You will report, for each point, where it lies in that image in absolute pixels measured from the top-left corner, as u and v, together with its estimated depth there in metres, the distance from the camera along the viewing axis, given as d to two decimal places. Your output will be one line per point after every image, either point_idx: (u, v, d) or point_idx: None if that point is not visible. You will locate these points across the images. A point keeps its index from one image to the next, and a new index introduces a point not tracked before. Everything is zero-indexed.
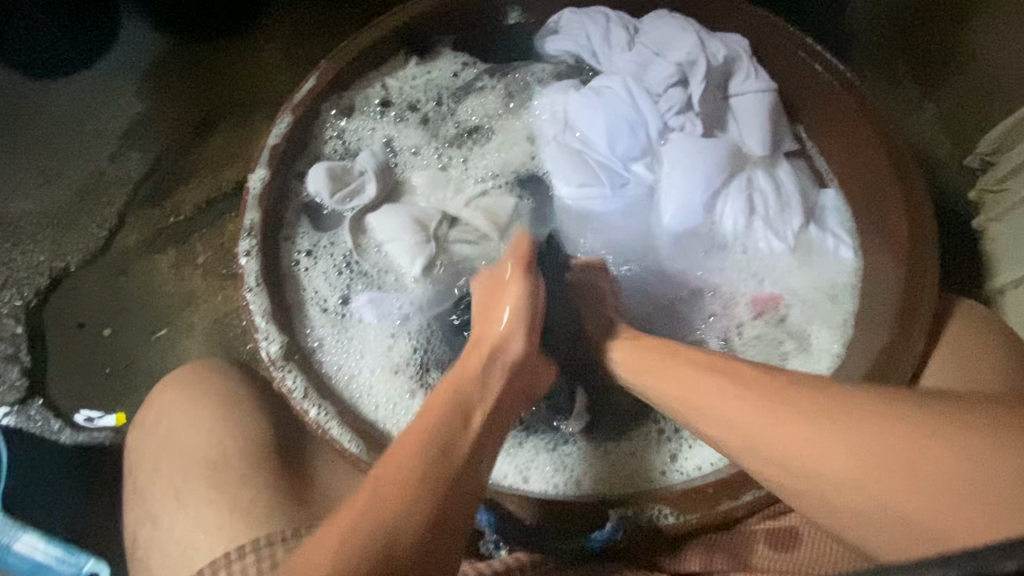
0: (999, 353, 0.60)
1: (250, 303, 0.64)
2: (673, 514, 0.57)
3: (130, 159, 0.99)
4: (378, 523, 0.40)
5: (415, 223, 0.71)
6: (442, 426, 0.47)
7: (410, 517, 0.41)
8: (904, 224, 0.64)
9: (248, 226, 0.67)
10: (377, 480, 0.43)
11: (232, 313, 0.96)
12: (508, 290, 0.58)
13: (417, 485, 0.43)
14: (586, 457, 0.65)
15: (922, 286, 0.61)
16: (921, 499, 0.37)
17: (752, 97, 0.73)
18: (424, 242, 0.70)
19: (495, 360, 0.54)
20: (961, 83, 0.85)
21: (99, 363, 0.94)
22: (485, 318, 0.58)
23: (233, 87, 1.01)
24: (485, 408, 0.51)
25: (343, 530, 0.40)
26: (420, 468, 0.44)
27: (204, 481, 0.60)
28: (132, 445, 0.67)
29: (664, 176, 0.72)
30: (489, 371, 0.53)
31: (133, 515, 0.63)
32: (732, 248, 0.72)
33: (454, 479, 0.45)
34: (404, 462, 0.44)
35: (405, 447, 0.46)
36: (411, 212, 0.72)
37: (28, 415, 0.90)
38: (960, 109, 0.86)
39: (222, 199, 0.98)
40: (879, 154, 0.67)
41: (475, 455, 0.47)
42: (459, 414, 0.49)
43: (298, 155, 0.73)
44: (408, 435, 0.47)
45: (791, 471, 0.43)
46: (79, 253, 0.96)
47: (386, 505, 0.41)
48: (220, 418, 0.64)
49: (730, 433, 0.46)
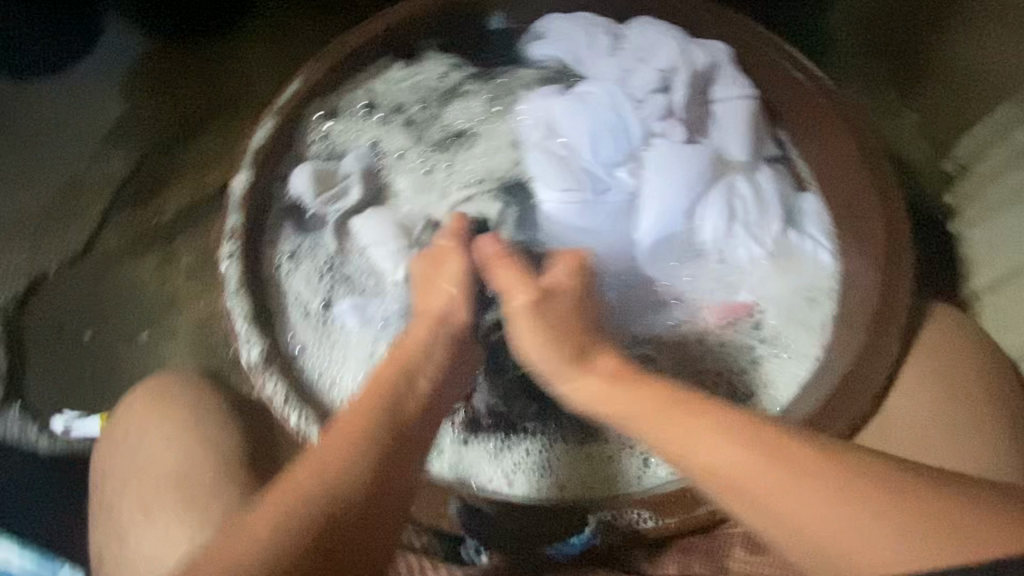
0: (962, 361, 0.63)
1: (232, 308, 0.65)
2: (651, 519, 0.57)
3: (112, 161, 0.97)
4: (336, 474, 0.47)
5: (399, 229, 0.71)
6: (391, 392, 0.53)
7: (360, 470, 0.47)
8: (882, 233, 0.66)
9: (230, 229, 0.67)
10: (329, 437, 0.49)
11: (215, 316, 0.95)
12: (444, 267, 0.63)
13: (367, 443, 0.49)
14: (569, 460, 0.64)
15: (895, 295, 0.64)
16: (876, 538, 0.41)
17: (734, 104, 0.74)
18: (407, 248, 0.71)
19: (439, 329, 0.59)
20: (940, 85, 0.87)
21: (79, 366, 0.93)
22: (430, 293, 0.62)
23: (218, 87, 1.00)
24: (429, 373, 0.57)
25: (304, 481, 0.46)
26: (370, 429, 0.50)
27: (184, 485, 0.60)
28: (104, 452, 0.65)
29: (646, 182, 0.72)
30: (432, 341, 0.58)
31: (106, 523, 0.61)
32: (711, 254, 0.72)
33: (400, 436, 0.51)
34: (357, 423, 0.50)
35: (358, 407, 0.51)
36: (394, 218, 0.72)
37: (5, 420, 0.89)
38: (940, 114, 0.87)
39: (205, 202, 0.97)
40: (857, 163, 0.69)
41: (418, 413, 0.53)
42: (407, 381, 0.55)
43: (281, 157, 0.73)
44: (355, 402, 0.52)
45: (732, 486, 0.46)
46: (58, 255, 0.95)
47: (340, 463, 0.47)
48: (200, 423, 0.64)
49: (683, 440, 0.48)
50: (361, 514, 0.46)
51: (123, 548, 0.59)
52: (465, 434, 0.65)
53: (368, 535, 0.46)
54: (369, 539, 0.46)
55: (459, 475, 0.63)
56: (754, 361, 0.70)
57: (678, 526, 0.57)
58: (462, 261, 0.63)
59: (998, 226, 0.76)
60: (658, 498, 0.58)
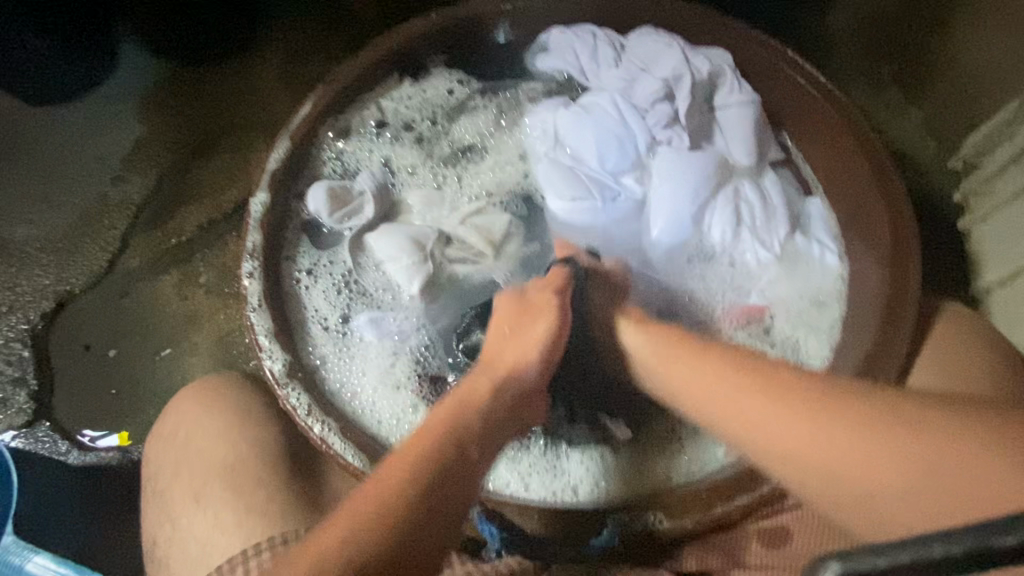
0: (980, 352, 0.62)
1: (253, 322, 0.66)
2: (665, 519, 0.59)
3: (132, 182, 1.01)
4: (371, 537, 0.41)
5: (413, 244, 0.72)
6: (448, 446, 0.48)
7: (394, 535, 0.42)
8: (888, 229, 0.66)
9: (250, 248, 0.69)
10: (361, 500, 0.43)
11: (234, 331, 0.97)
12: (532, 323, 0.60)
13: (410, 507, 0.43)
14: (586, 463, 0.67)
15: (904, 291, 0.63)
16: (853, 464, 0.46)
17: (737, 110, 0.75)
18: (420, 263, 0.72)
19: (504, 389, 0.55)
20: (946, 82, 0.86)
21: (104, 383, 0.96)
22: (507, 343, 0.59)
23: (233, 107, 1.03)
24: (481, 440, 0.51)
25: (338, 539, 0.40)
26: (418, 483, 0.45)
27: (225, 479, 0.62)
28: (150, 451, 0.68)
29: (661, 190, 0.73)
30: (496, 398, 0.54)
31: (150, 519, 0.64)
32: (719, 258, 0.74)
33: (444, 505, 0.45)
34: (403, 475, 0.45)
35: (403, 465, 0.46)
36: (407, 233, 0.73)
37: (36, 437, 0.92)
38: (944, 108, 0.87)
39: (224, 220, 1.00)
40: (860, 162, 0.69)
41: (467, 477, 0.47)
42: (462, 447, 0.49)
43: (297, 177, 0.75)
44: (405, 455, 0.47)
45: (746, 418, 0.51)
46: (82, 276, 0.98)
47: (385, 522, 0.42)
48: (238, 424, 0.66)
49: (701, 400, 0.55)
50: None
51: (166, 542, 0.62)
52: None
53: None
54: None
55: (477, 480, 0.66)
56: None
57: (693, 527, 0.58)
58: (550, 326, 0.60)
59: (1005, 219, 0.77)
60: (672, 499, 0.59)
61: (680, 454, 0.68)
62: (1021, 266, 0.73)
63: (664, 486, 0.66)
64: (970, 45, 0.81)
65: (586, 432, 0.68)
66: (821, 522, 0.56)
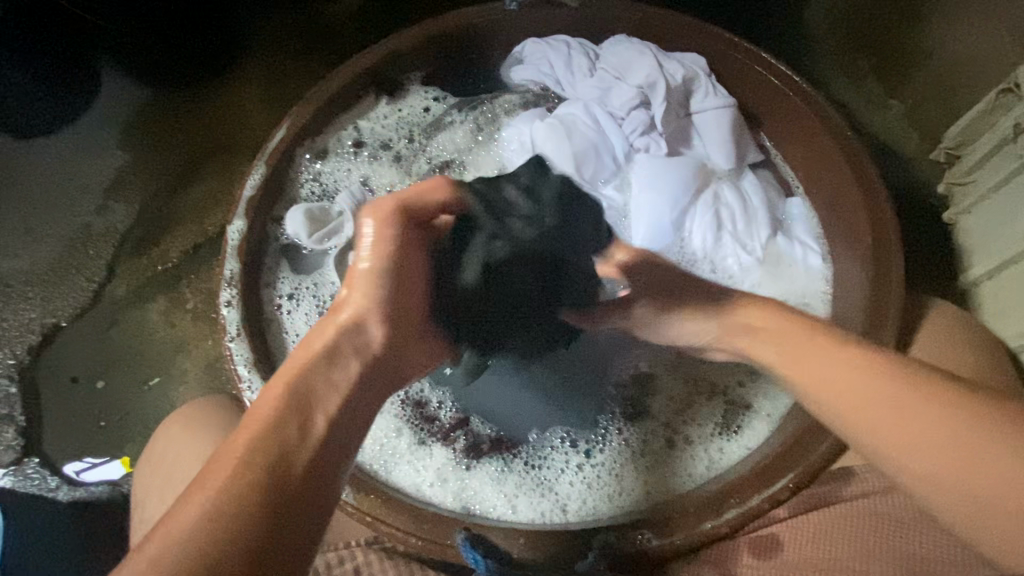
0: (965, 350, 0.61)
1: (232, 352, 0.65)
2: (654, 539, 0.56)
3: (115, 211, 1.00)
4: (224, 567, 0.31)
5: (312, 224, 0.73)
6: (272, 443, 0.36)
7: (252, 557, 0.32)
8: (869, 230, 0.65)
9: (227, 276, 0.68)
10: (190, 497, 0.33)
11: (223, 357, 0.97)
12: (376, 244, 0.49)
13: (261, 521, 0.33)
14: (572, 481, 0.66)
15: (888, 287, 0.62)
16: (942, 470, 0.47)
17: (711, 115, 0.75)
18: (320, 242, 0.73)
19: (359, 331, 0.46)
20: (922, 80, 0.89)
21: (93, 414, 0.95)
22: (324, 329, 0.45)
23: (212, 131, 1.02)
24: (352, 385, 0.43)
25: (204, 507, 0.32)
26: (247, 498, 0.33)
27: None
28: (138, 484, 0.68)
29: (435, 228, 0.55)
30: (342, 336, 0.45)
31: None
32: (701, 263, 0.72)
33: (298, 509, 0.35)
34: (234, 463, 0.34)
35: (235, 446, 0.36)
36: (309, 215, 0.73)
37: (26, 473, 0.92)
38: (925, 103, 0.89)
39: (209, 244, 1.00)
40: (839, 162, 0.68)
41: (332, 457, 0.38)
42: (309, 410, 0.39)
43: (277, 201, 0.74)
44: (234, 443, 0.36)
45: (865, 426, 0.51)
46: (67, 308, 0.97)
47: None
48: None
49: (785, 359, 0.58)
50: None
51: None
52: (468, 460, 0.67)
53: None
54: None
55: (463, 502, 0.65)
56: (752, 372, 0.69)
57: (683, 544, 0.55)
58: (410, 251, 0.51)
59: (984, 214, 0.80)
60: (658, 516, 0.57)
61: (660, 470, 0.66)
62: (1003, 260, 0.76)
63: (644, 504, 0.64)
64: (944, 42, 0.85)
65: (569, 452, 0.68)
66: (813, 529, 0.55)
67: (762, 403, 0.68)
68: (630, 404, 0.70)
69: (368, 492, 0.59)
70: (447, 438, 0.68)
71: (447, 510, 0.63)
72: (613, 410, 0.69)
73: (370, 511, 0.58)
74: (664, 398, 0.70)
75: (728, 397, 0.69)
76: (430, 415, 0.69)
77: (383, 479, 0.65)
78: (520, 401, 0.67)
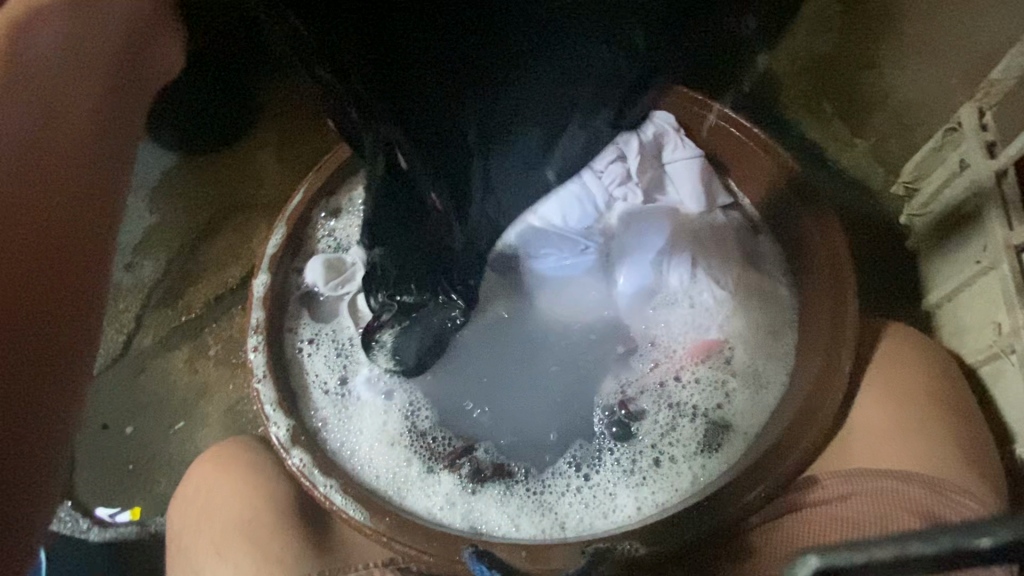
0: (917, 370, 0.68)
1: (261, 392, 0.72)
2: (642, 546, 0.61)
3: (142, 267, 1.08)
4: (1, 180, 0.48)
5: (332, 273, 0.81)
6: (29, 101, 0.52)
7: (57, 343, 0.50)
8: (826, 268, 0.71)
9: (254, 324, 0.74)
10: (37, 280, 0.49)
11: (244, 399, 1.04)
12: None
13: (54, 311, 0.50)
14: (570, 501, 0.72)
15: (847, 314, 0.68)
16: None
17: (685, 165, 0.81)
18: (338, 289, 0.81)
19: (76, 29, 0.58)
20: (886, 118, 0.93)
21: (123, 457, 1.02)
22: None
23: (228, 188, 1.10)
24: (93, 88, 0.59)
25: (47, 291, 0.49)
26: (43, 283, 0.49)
27: (241, 534, 0.68)
28: (171, 518, 0.74)
29: None
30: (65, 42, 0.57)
31: None
32: (680, 299, 0.79)
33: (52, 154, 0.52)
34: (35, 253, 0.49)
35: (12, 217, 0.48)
36: (329, 261, 0.81)
37: (61, 515, 0.98)
38: (890, 138, 0.94)
39: (230, 295, 1.07)
40: (800, 209, 0.74)
41: (54, 93, 0.54)
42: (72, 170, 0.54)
43: (297, 253, 0.82)
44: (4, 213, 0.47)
45: None
46: (100, 358, 1.05)
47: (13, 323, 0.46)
48: (253, 486, 0.71)
49: None
50: (32, 292, 0.48)
51: None
52: (473, 485, 0.73)
53: (71, 244, 0.53)
54: (45, 419, 0.47)
55: (471, 524, 0.70)
56: (728, 394, 0.76)
57: (667, 551, 0.61)
58: None
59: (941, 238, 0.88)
60: (645, 528, 0.62)
61: (649, 487, 0.72)
62: (956, 284, 0.84)
63: (635, 519, 0.70)
64: (896, 84, 0.89)
65: (568, 470, 0.74)
66: (782, 534, 0.62)
67: (741, 425, 0.74)
68: (619, 425, 0.76)
69: (383, 515, 0.65)
70: (453, 465, 0.74)
71: (456, 530, 0.68)
72: (605, 430, 0.76)
73: (386, 530, 0.64)
74: (651, 421, 0.76)
75: (709, 419, 0.75)
76: (437, 444, 0.76)
77: (397, 503, 0.71)
78: (516, 418, 0.78)
